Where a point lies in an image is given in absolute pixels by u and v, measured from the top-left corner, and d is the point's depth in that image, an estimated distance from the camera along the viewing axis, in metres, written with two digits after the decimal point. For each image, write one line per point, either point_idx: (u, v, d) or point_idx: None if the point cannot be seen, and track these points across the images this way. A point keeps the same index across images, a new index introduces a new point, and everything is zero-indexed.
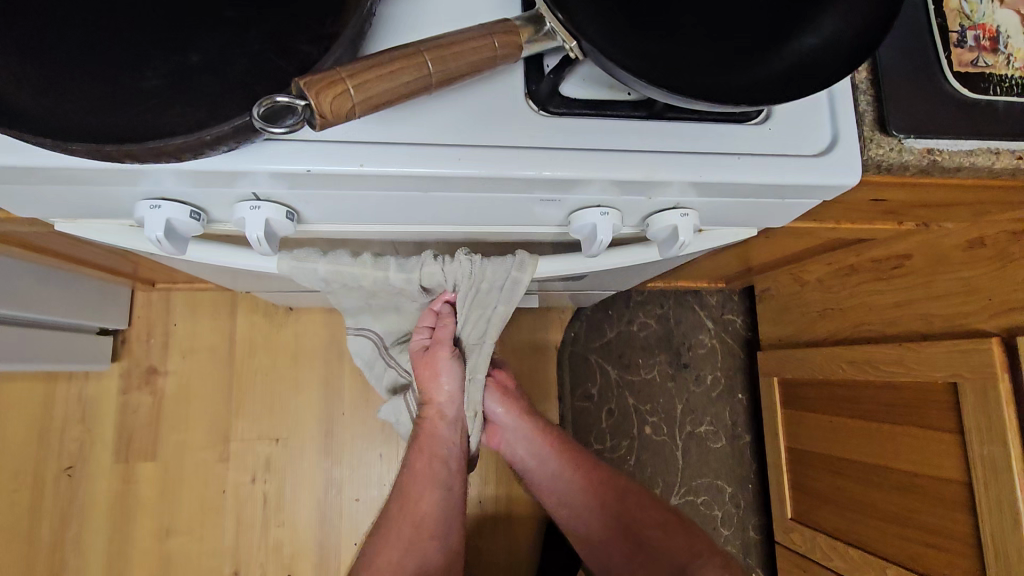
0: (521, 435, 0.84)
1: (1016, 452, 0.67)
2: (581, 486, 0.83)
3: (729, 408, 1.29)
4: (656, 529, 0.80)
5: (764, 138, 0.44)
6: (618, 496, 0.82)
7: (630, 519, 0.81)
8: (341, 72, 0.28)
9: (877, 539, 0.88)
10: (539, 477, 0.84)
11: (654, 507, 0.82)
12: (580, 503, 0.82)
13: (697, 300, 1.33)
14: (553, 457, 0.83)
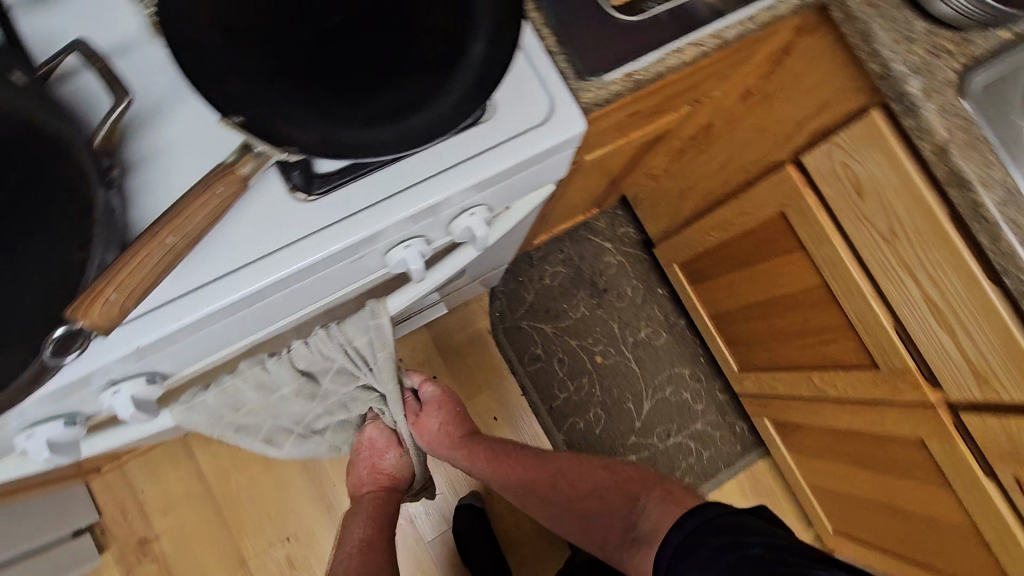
0: (458, 448, 0.91)
1: (841, 244, 0.79)
2: (517, 480, 0.89)
3: (657, 306, 1.42)
4: (593, 495, 0.83)
5: (497, 127, 0.51)
6: (551, 476, 0.87)
7: (568, 496, 0.85)
8: (96, 287, 0.37)
9: (798, 357, 1.01)
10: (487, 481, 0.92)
11: (586, 475, 0.86)
12: (524, 496, 0.88)
13: (588, 230, 1.43)
14: (488, 460, 0.90)
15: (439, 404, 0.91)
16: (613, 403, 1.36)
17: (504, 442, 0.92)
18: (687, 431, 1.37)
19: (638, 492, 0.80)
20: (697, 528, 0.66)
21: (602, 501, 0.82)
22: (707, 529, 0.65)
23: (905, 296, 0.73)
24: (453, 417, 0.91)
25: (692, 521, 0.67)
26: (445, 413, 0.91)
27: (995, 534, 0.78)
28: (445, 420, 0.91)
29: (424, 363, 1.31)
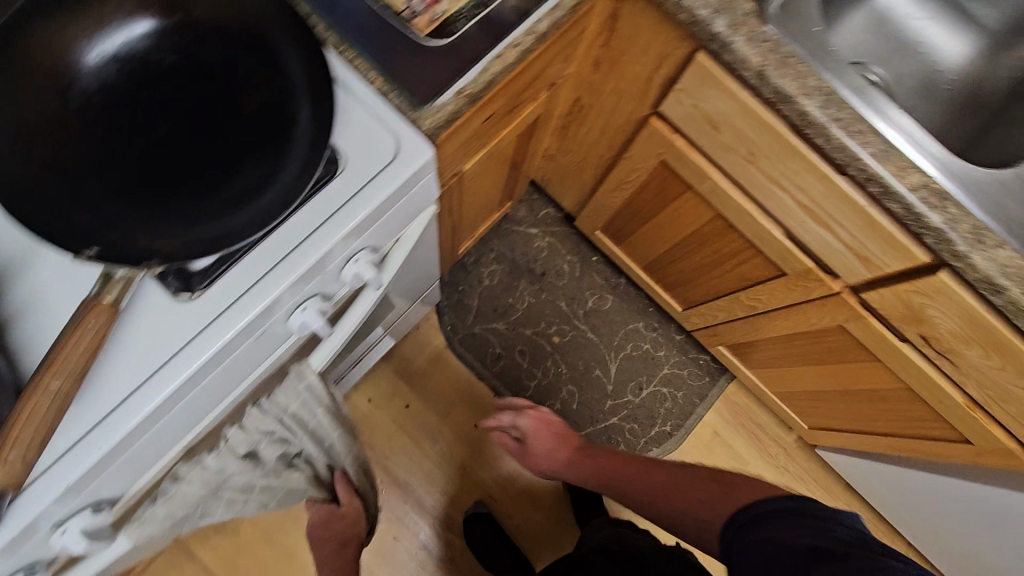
0: (558, 444, 1.04)
1: (717, 176, 0.85)
2: (607, 481, 0.91)
3: (596, 273, 1.47)
4: (677, 489, 0.78)
5: (353, 175, 0.54)
6: (630, 470, 0.88)
7: (645, 488, 0.83)
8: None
9: (724, 283, 1.07)
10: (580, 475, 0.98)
11: (676, 475, 0.80)
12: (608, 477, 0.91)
13: (511, 222, 1.47)
14: (582, 465, 0.97)
15: (542, 424, 1.06)
16: (582, 374, 1.41)
17: (603, 448, 0.97)
18: (657, 378, 1.44)
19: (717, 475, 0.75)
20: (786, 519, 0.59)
21: (690, 496, 0.75)
22: (781, 511, 0.60)
23: (782, 207, 0.80)
24: (555, 434, 1.05)
25: (779, 509, 0.60)
26: (548, 433, 1.05)
27: (923, 387, 0.86)
28: (550, 437, 1.05)
29: (394, 396, 1.33)
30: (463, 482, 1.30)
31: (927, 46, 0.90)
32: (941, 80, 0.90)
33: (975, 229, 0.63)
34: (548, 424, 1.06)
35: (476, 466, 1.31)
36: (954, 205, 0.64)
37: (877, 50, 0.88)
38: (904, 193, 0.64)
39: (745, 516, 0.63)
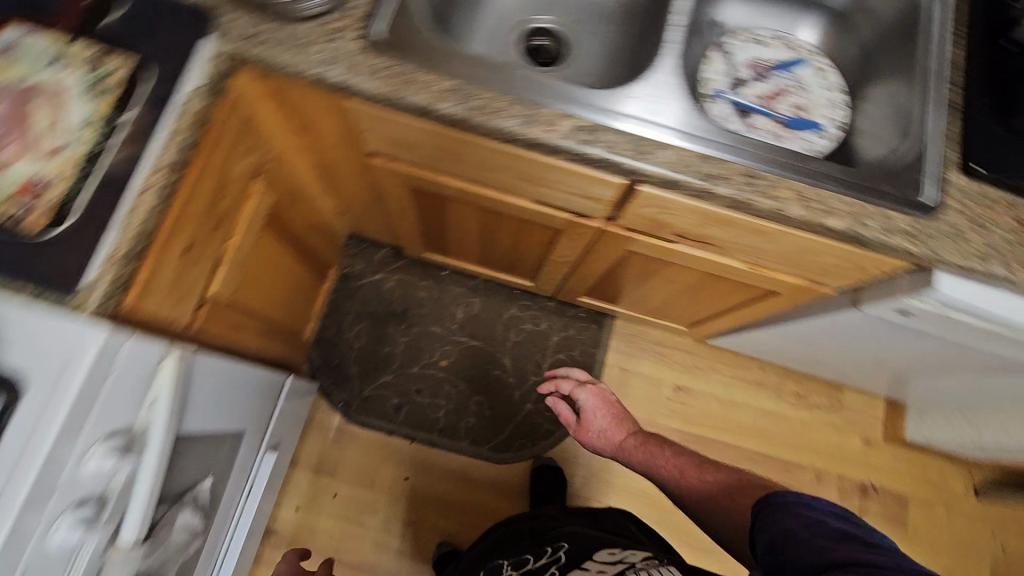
0: (614, 424, 1.16)
1: (449, 182, 0.89)
2: (651, 463, 1.02)
3: (452, 285, 1.50)
4: (711, 485, 0.89)
5: (32, 391, 0.52)
6: (680, 460, 0.98)
7: (684, 481, 0.94)
8: None
9: (533, 253, 1.13)
10: (628, 451, 1.09)
11: (715, 473, 0.91)
12: (658, 456, 1.02)
13: (353, 281, 1.48)
14: (631, 447, 1.08)
15: (599, 399, 1.21)
16: (484, 381, 1.46)
17: (657, 438, 1.07)
18: (551, 349, 1.49)
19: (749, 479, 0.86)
20: (823, 510, 0.62)
21: (721, 493, 0.86)
22: (818, 502, 0.64)
23: (507, 184, 0.84)
24: (612, 416, 1.17)
25: (814, 499, 0.64)
26: (605, 411, 1.18)
27: (711, 268, 0.93)
28: (606, 411, 1.18)
29: (320, 491, 1.33)
30: (420, 534, 1.34)
31: None
32: None
33: (636, 144, 0.69)
34: (608, 405, 1.20)
35: (426, 512, 1.35)
36: (609, 132, 0.69)
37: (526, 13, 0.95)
38: (564, 143, 0.68)
39: (788, 495, 0.66)
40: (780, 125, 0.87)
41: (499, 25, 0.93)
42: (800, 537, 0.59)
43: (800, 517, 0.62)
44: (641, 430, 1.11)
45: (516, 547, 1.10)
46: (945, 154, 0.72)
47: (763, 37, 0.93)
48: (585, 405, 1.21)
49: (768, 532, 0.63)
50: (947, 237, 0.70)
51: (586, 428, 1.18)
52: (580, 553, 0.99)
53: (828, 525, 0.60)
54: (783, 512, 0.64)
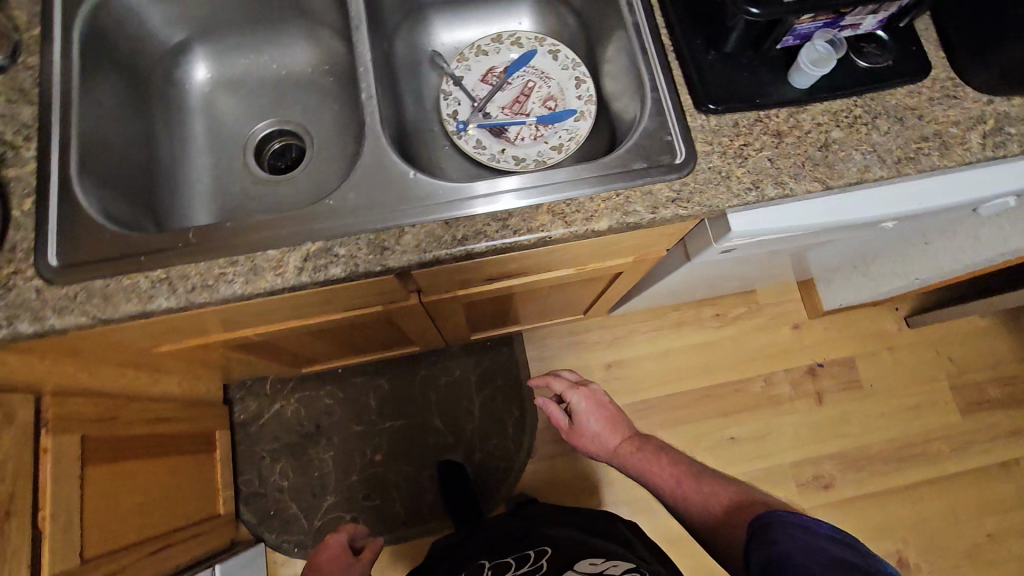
0: (609, 422, 0.94)
1: (248, 334, 0.84)
2: (655, 476, 0.83)
3: (351, 378, 1.46)
4: (711, 501, 0.73)
5: None
6: (679, 470, 0.81)
7: (686, 495, 0.77)
8: None
9: (389, 335, 1.09)
10: (625, 456, 0.89)
11: (720, 488, 0.75)
12: (659, 465, 0.83)
13: (253, 423, 1.42)
14: (628, 456, 0.88)
15: (592, 399, 0.96)
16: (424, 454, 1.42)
17: (655, 440, 0.88)
18: (475, 391, 1.46)
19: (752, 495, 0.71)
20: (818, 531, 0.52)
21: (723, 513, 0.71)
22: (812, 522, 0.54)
23: (298, 316, 0.79)
24: (608, 415, 0.95)
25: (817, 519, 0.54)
26: (599, 410, 0.96)
27: (541, 286, 0.91)
28: (600, 410, 0.95)
29: None
30: None
31: (274, 69, 0.88)
32: (308, 81, 0.88)
33: (374, 245, 0.63)
34: (602, 404, 0.96)
35: None
36: (342, 245, 0.63)
37: (243, 126, 0.87)
38: (299, 280, 0.62)
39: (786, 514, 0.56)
40: (535, 128, 0.83)
41: (217, 152, 0.84)
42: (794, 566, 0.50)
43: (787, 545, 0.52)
44: (642, 432, 0.91)
45: (500, 549, 1.02)
46: (680, 101, 0.69)
47: (484, 45, 0.86)
48: (577, 409, 0.95)
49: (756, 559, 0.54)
50: (714, 183, 0.67)
51: (576, 431, 0.96)
52: (559, 562, 0.89)
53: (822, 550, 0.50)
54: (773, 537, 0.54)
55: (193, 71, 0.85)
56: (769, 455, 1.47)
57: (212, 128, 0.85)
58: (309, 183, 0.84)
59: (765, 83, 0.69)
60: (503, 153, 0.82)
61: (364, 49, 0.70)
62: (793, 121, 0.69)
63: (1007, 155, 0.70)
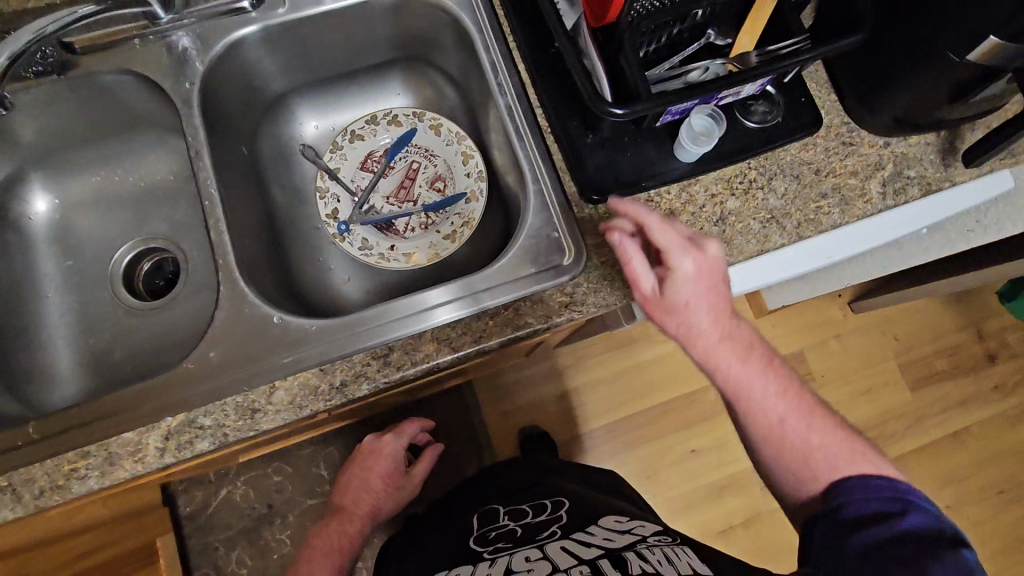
0: (721, 318, 0.55)
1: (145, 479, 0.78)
2: (768, 424, 0.57)
3: (298, 451, 1.40)
4: (820, 462, 0.55)
5: None
6: (813, 433, 0.56)
7: (804, 462, 0.56)
8: None
9: (316, 427, 1.03)
10: (732, 380, 0.56)
11: (837, 448, 0.56)
12: (775, 401, 0.57)
13: (202, 513, 1.35)
14: (757, 388, 0.56)
15: (706, 280, 0.54)
16: None
17: (772, 350, 0.58)
18: None
19: (878, 465, 0.55)
20: (930, 534, 0.48)
21: (829, 480, 0.55)
22: (946, 526, 0.49)
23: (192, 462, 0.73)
24: (721, 300, 0.55)
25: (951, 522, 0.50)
26: (714, 293, 0.54)
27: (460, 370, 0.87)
28: (717, 299, 0.55)
29: None
30: None
31: (130, 184, 0.79)
32: (170, 190, 0.80)
33: (243, 408, 0.57)
34: (719, 280, 0.54)
35: None
36: (208, 414, 0.57)
37: (106, 253, 0.79)
38: (163, 462, 0.56)
39: (925, 511, 0.50)
40: (424, 217, 0.77)
41: (80, 289, 0.77)
42: (868, 563, 0.48)
43: (894, 546, 0.48)
44: (768, 349, 0.58)
45: (509, 496, 0.89)
46: (563, 192, 0.65)
47: (358, 129, 0.79)
48: (680, 283, 0.53)
49: (845, 538, 0.50)
50: (609, 279, 0.62)
51: (667, 315, 0.55)
52: (582, 517, 0.75)
53: (934, 566, 0.46)
54: (874, 525, 0.50)
55: (33, 203, 0.76)
56: (731, 461, 1.47)
57: (69, 260, 0.77)
58: (187, 308, 0.77)
59: (649, 160, 0.64)
60: (392, 251, 0.76)
61: (210, 180, 0.64)
62: (686, 197, 0.65)
63: (908, 200, 0.67)
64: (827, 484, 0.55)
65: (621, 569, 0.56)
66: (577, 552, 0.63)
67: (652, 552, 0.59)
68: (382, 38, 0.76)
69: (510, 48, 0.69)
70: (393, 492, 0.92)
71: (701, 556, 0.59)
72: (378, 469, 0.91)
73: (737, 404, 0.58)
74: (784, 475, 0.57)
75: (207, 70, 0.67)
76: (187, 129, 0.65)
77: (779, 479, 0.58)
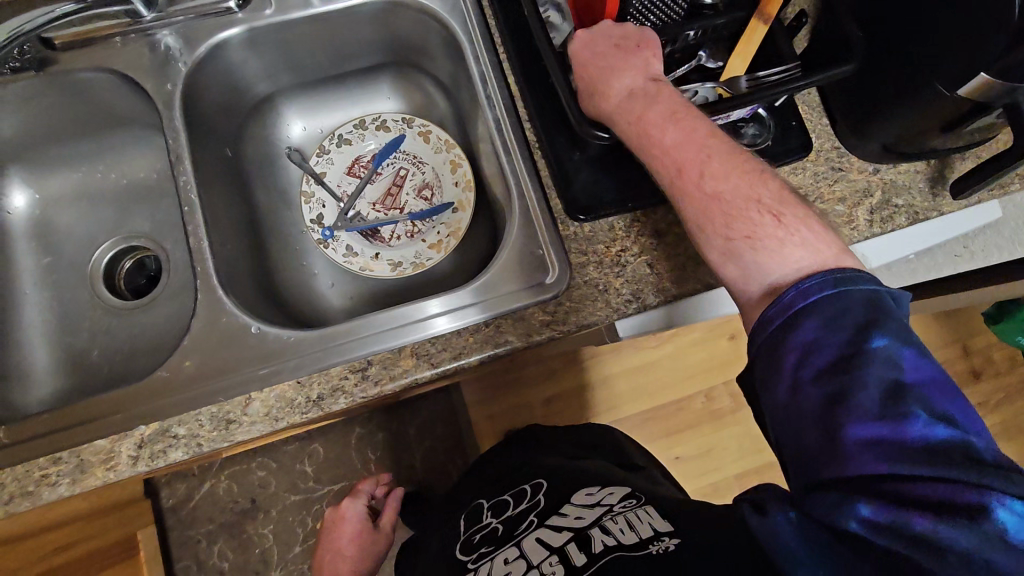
0: (630, 75, 0.55)
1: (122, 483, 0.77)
2: (683, 174, 0.51)
3: (283, 446, 1.39)
4: (693, 177, 0.51)
5: None
6: (679, 132, 0.52)
7: (681, 174, 0.52)
8: None
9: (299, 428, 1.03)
10: (650, 145, 0.53)
11: (722, 157, 0.51)
12: (691, 151, 0.51)
13: (185, 505, 1.35)
14: (611, 96, 0.55)
15: (608, 48, 0.56)
16: None
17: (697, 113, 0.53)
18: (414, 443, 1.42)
19: (797, 227, 0.48)
20: (840, 355, 0.40)
21: (720, 215, 0.49)
22: (848, 307, 0.42)
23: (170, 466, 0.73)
24: (624, 57, 0.55)
25: (851, 284, 0.43)
26: (617, 50, 0.56)
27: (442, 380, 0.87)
28: (616, 55, 0.55)
29: None
30: None
31: (113, 180, 0.79)
32: (154, 188, 0.80)
33: (217, 419, 0.56)
34: (613, 47, 0.56)
35: None
36: (182, 424, 0.56)
37: (85, 251, 0.79)
38: (136, 472, 0.55)
39: (817, 281, 0.44)
40: (410, 225, 0.77)
41: (58, 287, 0.76)
42: (797, 436, 0.41)
43: (807, 369, 0.41)
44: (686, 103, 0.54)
45: (490, 488, 0.83)
46: (549, 207, 0.65)
47: (346, 133, 0.79)
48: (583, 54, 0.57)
49: (776, 387, 0.42)
50: (591, 299, 0.62)
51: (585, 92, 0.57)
52: (560, 496, 0.68)
53: (851, 403, 0.39)
54: (781, 376, 0.42)
55: (11, 197, 0.76)
56: (713, 470, 1.47)
57: (48, 257, 0.77)
58: (167, 310, 0.76)
59: (636, 180, 0.63)
60: (377, 258, 0.75)
61: (189, 184, 0.63)
62: (673, 218, 0.63)
63: (895, 228, 0.67)
64: (756, 266, 0.48)
65: (587, 550, 0.54)
66: (548, 540, 0.58)
67: (614, 522, 0.57)
68: (371, 42, 0.75)
69: (499, 59, 0.68)
70: (371, 545, 0.99)
71: (661, 511, 0.57)
72: (345, 530, 1.01)
73: (662, 171, 0.53)
74: (695, 233, 0.51)
75: (189, 71, 0.66)
76: (167, 131, 0.64)
77: (717, 265, 0.51)
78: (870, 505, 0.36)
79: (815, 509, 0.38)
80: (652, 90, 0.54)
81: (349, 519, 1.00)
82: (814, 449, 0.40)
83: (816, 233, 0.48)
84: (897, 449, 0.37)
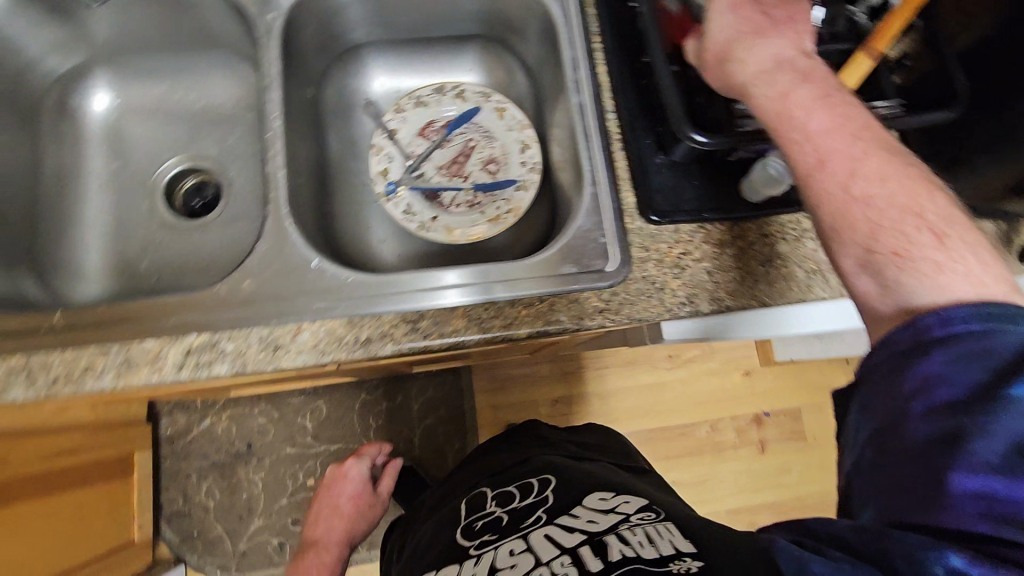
0: (785, 56, 0.52)
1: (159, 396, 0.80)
2: (828, 170, 0.47)
3: (288, 400, 1.40)
4: (838, 173, 0.47)
5: None
6: (829, 119, 0.48)
7: (820, 169, 0.48)
8: None
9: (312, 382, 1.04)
10: (795, 128, 0.49)
11: (878, 159, 0.46)
12: (844, 146, 0.47)
13: (182, 437, 1.36)
14: (748, 68, 0.52)
15: (766, 26, 0.54)
16: None
17: (861, 113, 0.49)
18: (417, 420, 1.42)
19: (961, 252, 0.43)
20: (969, 395, 0.38)
21: (866, 223, 0.45)
22: (993, 347, 0.38)
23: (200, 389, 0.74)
24: (778, 35, 0.53)
25: (1004, 323, 0.39)
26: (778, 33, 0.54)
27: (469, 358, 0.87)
28: (765, 26, 0.54)
29: None
30: None
31: (191, 101, 0.80)
32: (225, 115, 0.81)
33: (266, 343, 0.58)
34: (763, 14, 0.55)
35: None
36: (230, 340, 0.57)
37: (152, 163, 0.80)
38: (177, 378, 0.56)
39: (962, 312, 0.40)
40: (472, 195, 0.77)
41: (120, 194, 0.77)
42: (890, 471, 0.39)
43: (933, 397, 0.39)
44: (848, 101, 0.50)
45: (484, 477, 0.78)
46: (619, 199, 0.65)
47: (424, 95, 0.80)
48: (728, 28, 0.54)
49: (894, 413, 0.40)
50: (646, 295, 0.62)
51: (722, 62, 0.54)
52: (572, 494, 0.64)
53: (967, 448, 0.36)
54: (889, 404, 0.40)
55: (94, 99, 0.78)
56: (706, 500, 1.46)
57: (115, 163, 0.78)
58: (221, 235, 0.77)
59: (712, 189, 0.63)
60: (435, 221, 0.75)
61: (274, 112, 0.65)
62: (738, 232, 0.64)
63: None
64: (899, 285, 0.43)
65: (604, 557, 0.49)
66: (559, 539, 0.55)
67: (634, 532, 0.53)
68: (466, 9, 0.76)
69: (593, 48, 0.69)
70: (368, 513, 0.99)
71: (683, 529, 0.54)
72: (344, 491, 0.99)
73: (805, 162, 0.48)
74: (828, 238, 0.47)
75: (292, 6, 0.68)
76: (263, 59, 0.66)
77: (848, 276, 0.47)
78: (961, 556, 0.33)
79: (888, 548, 0.35)
80: (812, 77, 0.51)
81: (350, 482, 0.99)
82: (906, 485, 0.38)
83: (982, 263, 0.43)
84: (1006, 509, 0.35)
